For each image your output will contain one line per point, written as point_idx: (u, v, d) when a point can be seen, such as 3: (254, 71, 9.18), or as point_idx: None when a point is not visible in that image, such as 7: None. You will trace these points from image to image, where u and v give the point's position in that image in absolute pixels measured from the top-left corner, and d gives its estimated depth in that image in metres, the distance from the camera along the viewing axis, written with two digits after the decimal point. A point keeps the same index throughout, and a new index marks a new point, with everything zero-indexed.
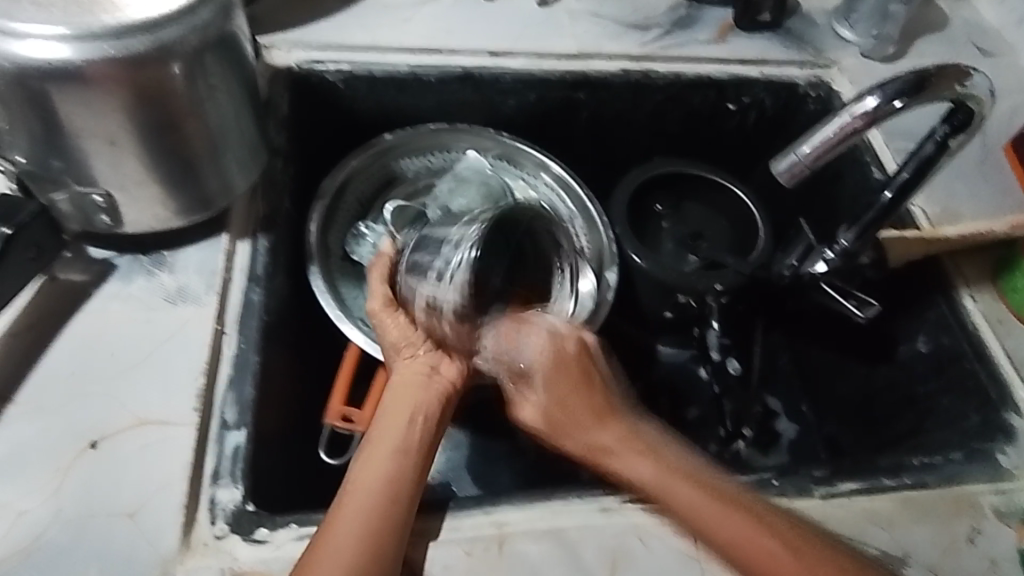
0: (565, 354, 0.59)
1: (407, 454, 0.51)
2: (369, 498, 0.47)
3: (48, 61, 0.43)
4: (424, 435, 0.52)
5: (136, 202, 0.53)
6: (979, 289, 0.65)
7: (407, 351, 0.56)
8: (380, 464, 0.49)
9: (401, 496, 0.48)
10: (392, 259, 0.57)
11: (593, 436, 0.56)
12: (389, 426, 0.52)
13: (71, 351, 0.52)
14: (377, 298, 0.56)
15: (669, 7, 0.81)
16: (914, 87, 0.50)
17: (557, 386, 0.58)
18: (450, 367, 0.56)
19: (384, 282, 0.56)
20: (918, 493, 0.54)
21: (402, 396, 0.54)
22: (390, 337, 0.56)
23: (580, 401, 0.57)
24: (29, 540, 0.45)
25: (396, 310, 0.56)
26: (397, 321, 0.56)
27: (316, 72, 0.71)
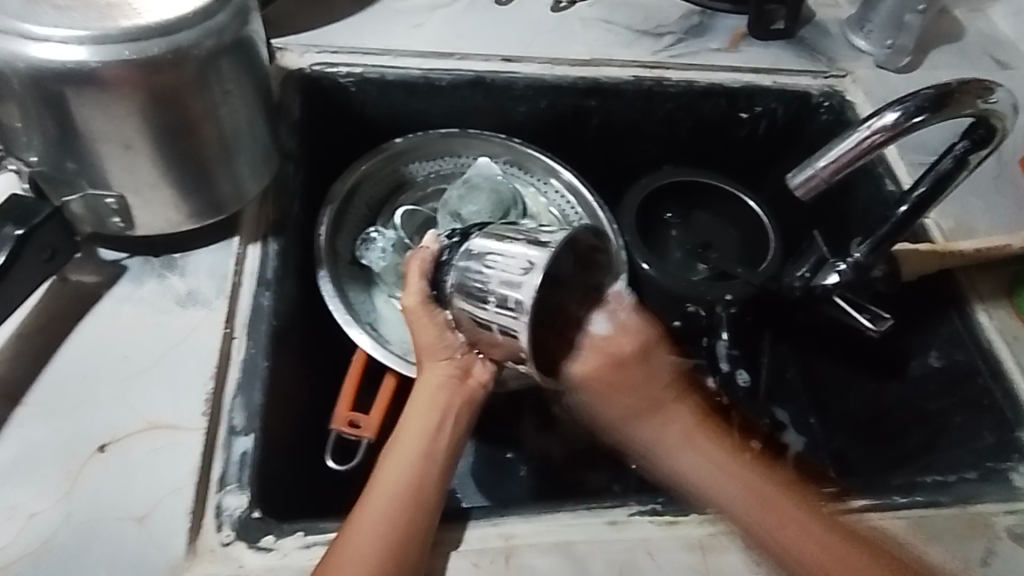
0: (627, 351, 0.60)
1: (432, 460, 0.51)
2: (394, 503, 0.47)
3: (64, 64, 0.43)
4: (450, 440, 0.52)
5: (149, 205, 0.53)
6: (994, 304, 0.63)
7: (442, 353, 0.55)
8: (406, 468, 0.49)
9: (426, 501, 0.48)
10: (429, 256, 0.55)
11: (658, 423, 0.60)
12: (415, 429, 0.52)
13: (81, 354, 0.52)
14: (412, 294, 0.54)
15: (682, 15, 0.81)
16: (934, 102, 0.50)
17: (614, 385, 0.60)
18: (478, 368, 0.55)
19: (421, 280, 0.55)
20: (931, 512, 0.53)
21: (428, 399, 0.53)
22: (422, 339, 0.55)
23: (636, 394, 0.60)
24: (39, 543, 0.45)
25: (433, 310, 0.54)
26: (436, 323, 0.54)
27: (328, 75, 0.70)
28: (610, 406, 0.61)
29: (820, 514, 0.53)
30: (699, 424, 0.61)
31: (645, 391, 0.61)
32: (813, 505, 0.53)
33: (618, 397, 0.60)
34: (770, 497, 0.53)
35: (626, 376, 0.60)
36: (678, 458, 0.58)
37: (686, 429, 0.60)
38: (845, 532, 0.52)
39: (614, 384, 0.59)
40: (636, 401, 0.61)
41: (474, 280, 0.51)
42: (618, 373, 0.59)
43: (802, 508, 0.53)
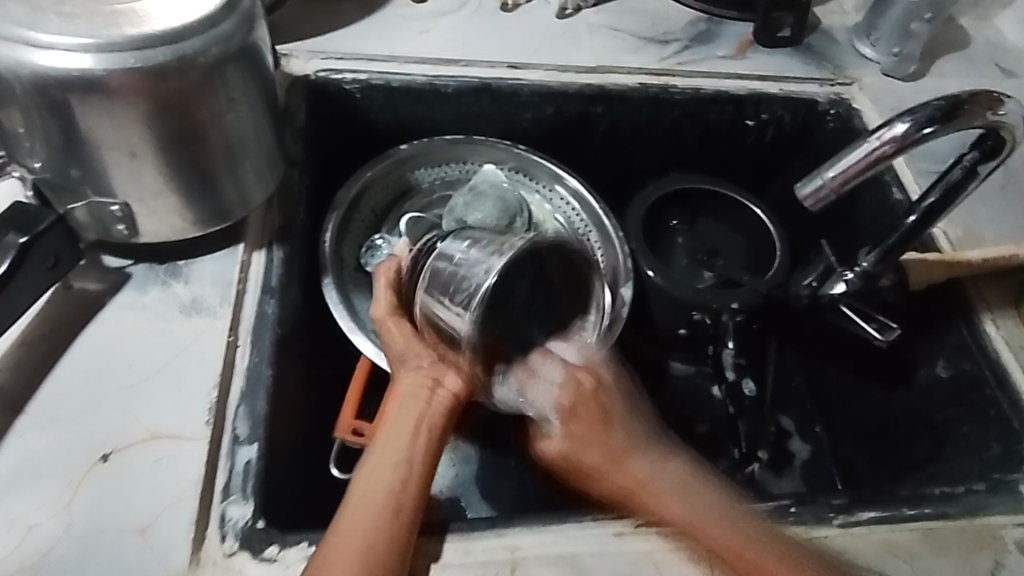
0: (585, 385, 0.61)
1: (411, 470, 0.50)
2: (371, 512, 0.46)
3: (70, 72, 0.43)
4: (427, 448, 0.51)
5: (153, 213, 0.53)
6: (1002, 314, 0.63)
7: (413, 362, 0.55)
8: (383, 479, 0.48)
9: (405, 512, 0.47)
10: (399, 267, 0.58)
11: (574, 455, 0.59)
12: (391, 440, 0.51)
13: (84, 362, 0.52)
14: (382, 305, 0.57)
15: (688, 22, 0.81)
16: (945, 113, 0.49)
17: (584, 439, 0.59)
18: (451, 376, 0.54)
19: (388, 290, 0.57)
20: (940, 525, 0.53)
21: (404, 409, 0.52)
22: (398, 347, 0.56)
23: (601, 442, 0.59)
24: (39, 554, 0.45)
25: (401, 320, 0.57)
26: (403, 330, 0.56)
27: (333, 81, 0.70)
28: (585, 452, 0.58)
29: (828, 527, 0.52)
30: (653, 468, 0.57)
31: (609, 435, 0.59)
32: (820, 518, 0.52)
33: (575, 432, 0.59)
34: (777, 509, 0.53)
35: (581, 435, 0.59)
36: (632, 470, 0.56)
37: (615, 455, 0.58)
38: (852, 545, 0.51)
39: (574, 455, 0.59)
40: (603, 453, 0.58)
41: (443, 275, 0.54)
42: (580, 423, 0.59)
43: (809, 521, 0.52)
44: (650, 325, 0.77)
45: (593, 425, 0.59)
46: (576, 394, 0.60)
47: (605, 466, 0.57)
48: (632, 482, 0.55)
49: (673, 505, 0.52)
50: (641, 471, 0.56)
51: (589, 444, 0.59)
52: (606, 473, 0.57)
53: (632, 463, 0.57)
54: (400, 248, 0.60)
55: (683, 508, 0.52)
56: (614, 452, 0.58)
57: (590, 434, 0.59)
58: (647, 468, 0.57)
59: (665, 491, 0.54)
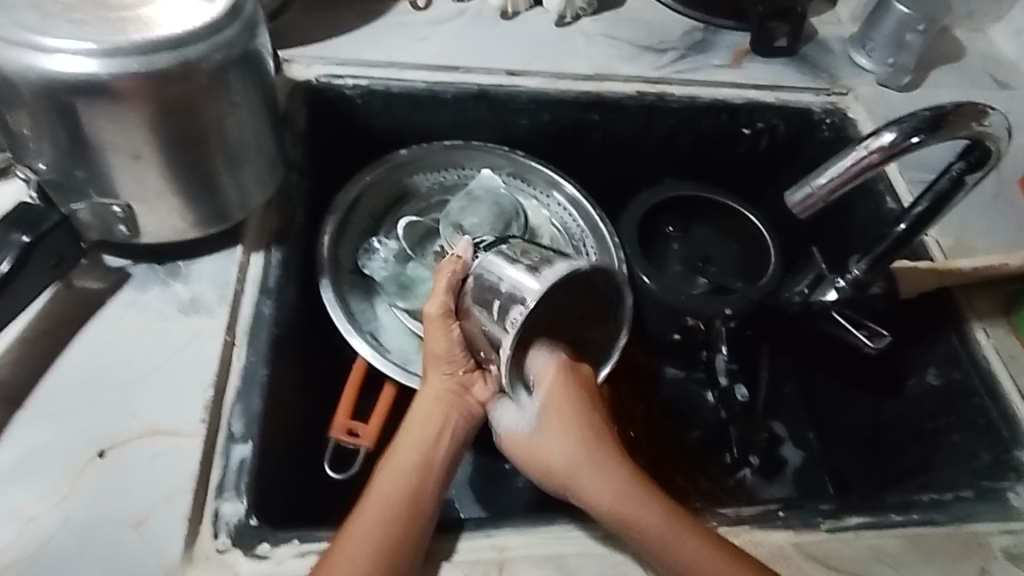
0: (564, 387, 0.56)
1: (430, 472, 0.51)
2: (387, 511, 0.48)
3: (75, 76, 0.44)
4: (447, 453, 0.53)
5: (154, 213, 0.54)
6: (992, 323, 0.63)
7: (444, 367, 0.56)
8: (401, 479, 0.50)
9: (423, 509, 0.49)
10: (461, 271, 0.54)
11: (545, 452, 0.54)
12: (413, 442, 0.53)
13: (84, 358, 0.53)
14: (435, 304, 0.54)
15: (685, 32, 0.82)
16: (931, 124, 0.50)
17: (557, 416, 0.55)
18: (477, 386, 0.56)
19: (449, 291, 0.54)
20: (927, 531, 0.53)
21: (427, 413, 0.54)
22: (434, 347, 0.55)
23: (578, 431, 0.54)
24: (35, 546, 0.45)
25: (455, 326, 0.55)
26: (450, 335, 0.55)
27: (334, 87, 0.71)
28: (554, 445, 0.54)
29: (814, 531, 0.53)
30: (620, 485, 0.51)
31: (580, 441, 0.54)
32: (808, 522, 0.53)
33: (555, 433, 0.55)
34: (765, 513, 0.53)
35: (551, 427, 0.55)
36: (590, 494, 0.51)
37: (580, 459, 0.53)
38: (837, 549, 0.52)
39: (543, 443, 0.55)
40: (574, 446, 0.54)
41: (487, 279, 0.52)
42: (564, 405, 0.55)
43: (797, 525, 0.53)
44: (643, 329, 0.78)
45: (579, 407, 0.55)
46: (572, 386, 0.56)
47: (564, 477, 0.53)
48: (609, 490, 0.51)
49: (645, 517, 0.49)
50: (595, 492, 0.51)
51: (574, 422, 0.55)
52: (592, 491, 0.51)
53: (611, 464, 0.53)
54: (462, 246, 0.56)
55: (609, 489, 0.51)
56: (569, 456, 0.54)
57: (562, 433, 0.55)
58: (602, 479, 0.52)
59: (614, 489, 0.51)
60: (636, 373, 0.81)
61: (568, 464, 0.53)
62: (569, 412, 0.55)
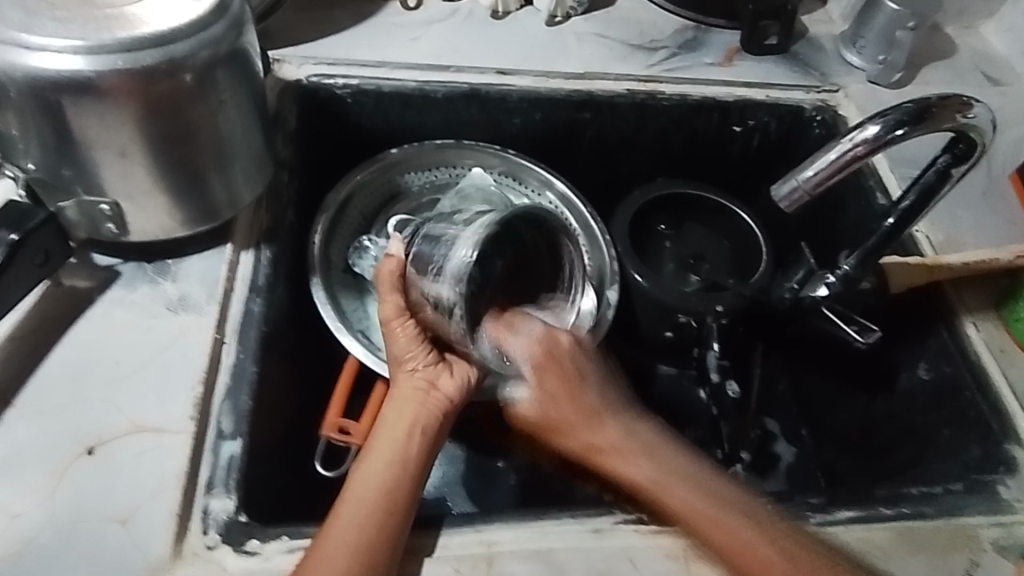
0: (556, 357, 0.59)
1: (405, 468, 0.51)
2: (366, 507, 0.47)
3: (61, 74, 0.45)
4: (421, 449, 0.53)
5: (142, 212, 0.54)
6: (982, 318, 0.64)
7: (408, 364, 0.56)
8: (378, 478, 0.49)
9: (400, 505, 0.48)
10: (401, 265, 0.56)
11: (540, 414, 0.60)
12: (387, 440, 0.52)
13: (73, 356, 0.53)
14: (389, 306, 0.55)
15: (676, 30, 0.82)
16: (914, 117, 0.50)
17: (549, 389, 0.60)
18: (444, 380, 0.56)
19: (396, 291, 0.56)
20: (916, 524, 0.53)
21: (399, 411, 0.54)
22: (397, 346, 0.56)
23: (568, 390, 0.59)
24: (22, 543, 0.45)
25: (410, 321, 0.55)
26: (409, 333, 0.55)
27: (325, 86, 0.72)
28: (551, 410, 0.60)
29: (804, 524, 0.53)
30: (619, 444, 0.57)
31: (585, 398, 0.60)
32: (797, 516, 0.53)
33: (544, 401, 0.60)
34: None
35: (541, 381, 0.59)
36: (595, 441, 0.58)
37: (591, 416, 0.59)
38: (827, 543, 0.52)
39: (550, 418, 0.60)
40: (576, 412, 0.59)
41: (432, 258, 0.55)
42: (548, 370, 0.59)
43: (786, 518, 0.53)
44: (636, 327, 0.78)
45: (560, 388, 0.59)
46: (545, 353, 0.59)
47: (573, 430, 0.59)
48: (609, 441, 0.58)
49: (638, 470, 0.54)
50: (601, 440, 0.58)
51: (556, 388, 0.59)
52: (617, 458, 0.56)
53: (606, 428, 0.58)
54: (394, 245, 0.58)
55: (649, 468, 0.54)
56: (580, 418, 0.59)
57: (557, 391, 0.59)
58: (613, 431, 0.58)
59: (659, 463, 0.55)
60: (629, 371, 0.81)
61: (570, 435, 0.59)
62: (555, 382, 0.59)
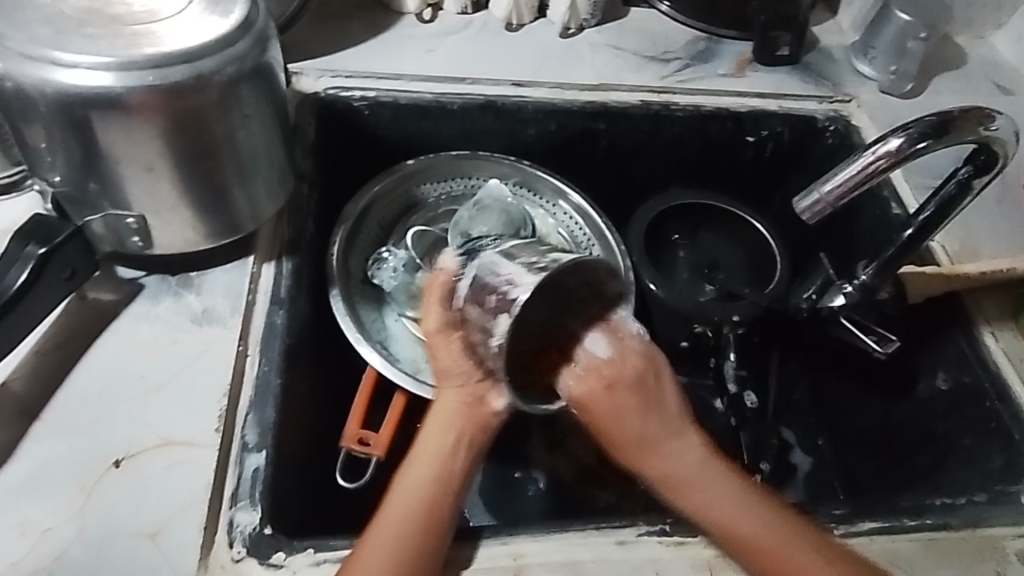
0: (638, 369, 0.54)
1: (444, 484, 0.50)
2: (402, 528, 0.47)
3: (92, 90, 0.45)
4: (465, 464, 0.52)
5: (168, 225, 0.54)
6: (1000, 325, 0.64)
7: (456, 379, 0.54)
8: (419, 493, 0.49)
9: (439, 521, 0.48)
10: (449, 280, 0.54)
11: (614, 419, 0.53)
12: (429, 455, 0.51)
13: (98, 370, 0.53)
14: (433, 321, 0.54)
15: (688, 41, 0.83)
16: (937, 129, 0.51)
17: (615, 404, 0.53)
18: (494, 397, 0.53)
19: (441, 307, 0.54)
20: (941, 534, 0.53)
21: (444, 424, 0.52)
22: (441, 363, 0.54)
23: (644, 416, 0.53)
24: (52, 558, 0.45)
25: (451, 337, 0.53)
26: (451, 349, 0.53)
27: (342, 99, 0.72)
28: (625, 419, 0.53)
29: (828, 535, 0.52)
30: (681, 449, 0.53)
31: (658, 420, 0.53)
32: (821, 527, 0.53)
33: (608, 404, 0.53)
34: None
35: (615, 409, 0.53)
36: (669, 466, 0.52)
37: (652, 438, 0.53)
38: (851, 554, 0.52)
39: (603, 413, 0.53)
40: (644, 427, 0.53)
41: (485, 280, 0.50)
42: (614, 399, 0.53)
43: None
44: (652, 337, 0.78)
45: (635, 409, 0.53)
46: (619, 377, 0.54)
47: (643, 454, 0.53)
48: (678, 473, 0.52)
49: (715, 501, 0.50)
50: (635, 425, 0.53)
51: (619, 395, 0.53)
52: (658, 453, 0.53)
53: (666, 448, 0.53)
54: (447, 258, 0.56)
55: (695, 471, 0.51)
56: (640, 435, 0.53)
57: (634, 413, 0.53)
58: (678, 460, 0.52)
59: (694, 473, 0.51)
60: None
61: (619, 423, 0.53)
62: (624, 395, 0.53)
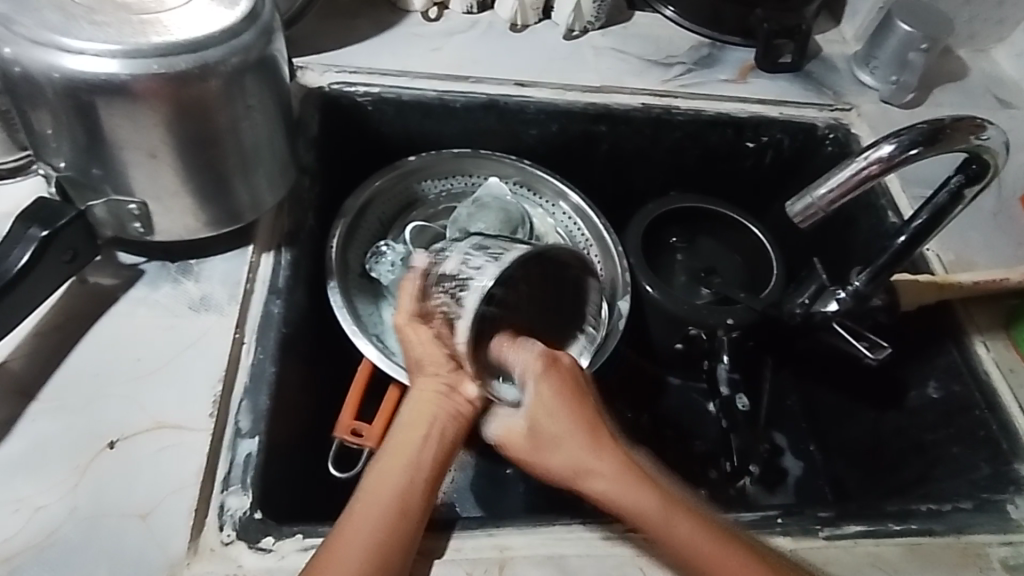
0: (563, 377, 0.50)
1: (420, 471, 0.50)
2: (378, 513, 0.47)
3: (97, 76, 0.46)
4: (439, 454, 0.52)
5: (169, 212, 0.55)
6: (992, 336, 0.64)
7: (430, 369, 0.54)
8: (395, 478, 0.49)
9: (415, 508, 0.48)
10: (423, 277, 0.57)
11: (541, 452, 0.50)
12: (406, 441, 0.51)
13: (96, 352, 0.54)
14: (406, 312, 0.56)
15: (691, 47, 0.83)
16: (929, 137, 0.51)
17: (547, 414, 0.50)
18: (467, 385, 0.54)
19: (415, 299, 0.56)
20: (925, 540, 0.53)
21: (418, 413, 0.53)
22: (416, 352, 0.55)
23: (573, 429, 0.49)
24: (43, 535, 0.46)
25: (422, 326, 0.55)
26: (426, 337, 0.55)
27: (346, 94, 0.73)
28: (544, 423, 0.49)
29: (813, 538, 0.53)
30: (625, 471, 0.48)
31: (587, 438, 0.48)
32: (806, 529, 0.53)
33: (539, 423, 0.50)
34: (764, 519, 0.53)
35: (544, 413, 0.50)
36: (595, 481, 0.48)
37: (585, 458, 0.48)
38: (835, 557, 0.52)
39: (541, 427, 0.50)
40: (571, 442, 0.49)
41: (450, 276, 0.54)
42: (549, 399, 0.49)
43: (795, 531, 0.53)
44: (646, 338, 0.79)
45: (571, 418, 0.49)
46: (558, 378, 0.50)
47: (576, 473, 0.48)
48: (625, 487, 0.47)
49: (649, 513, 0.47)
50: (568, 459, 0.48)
51: (561, 416, 0.49)
52: (594, 473, 0.48)
53: (605, 462, 0.48)
54: (417, 257, 0.59)
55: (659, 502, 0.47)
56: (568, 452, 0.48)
57: (560, 424, 0.49)
58: (608, 467, 0.48)
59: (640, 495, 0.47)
60: (640, 382, 0.82)
61: (548, 454, 0.49)
62: (559, 407, 0.49)
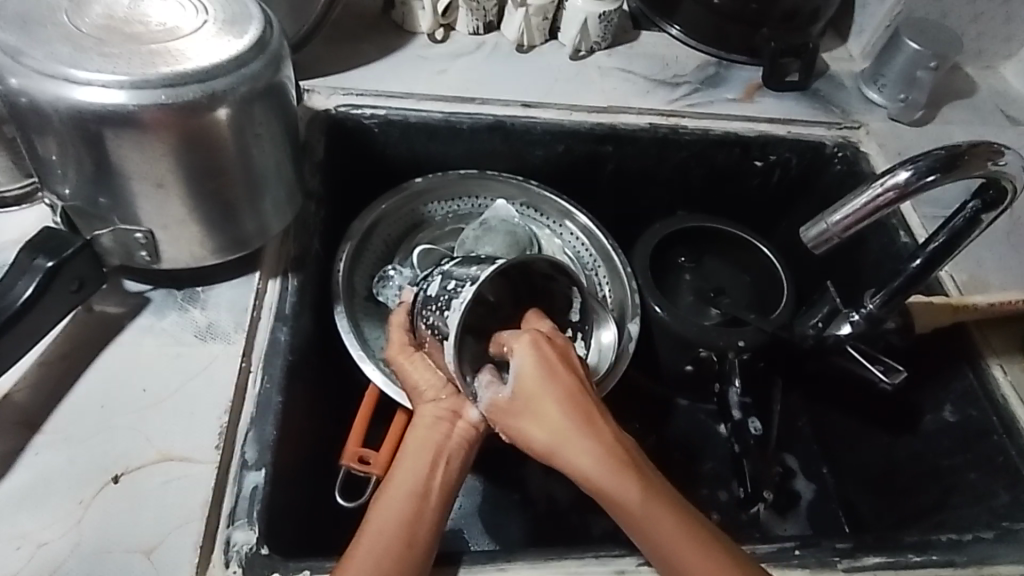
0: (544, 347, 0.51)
1: (426, 499, 0.49)
2: (385, 543, 0.46)
3: (103, 106, 0.45)
4: (445, 480, 0.51)
5: (176, 240, 0.55)
6: (1009, 359, 0.63)
7: (430, 396, 0.55)
8: (398, 508, 0.48)
9: (421, 539, 0.47)
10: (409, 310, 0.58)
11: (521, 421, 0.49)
12: (409, 469, 0.50)
13: (100, 382, 0.53)
14: (397, 344, 0.58)
15: (698, 66, 0.83)
16: (945, 163, 0.50)
17: (528, 391, 0.50)
18: (468, 409, 0.54)
19: (404, 330, 0.58)
20: (945, 572, 0.52)
21: (421, 441, 0.52)
22: (415, 381, 0.57)
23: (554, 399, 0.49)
24: (46, 572, 0.45)
25: (415, 353, 0.57)
26: (425, 365, 0.57)
27: (353, 116, 0.73)
28: (528, 401, 0.49)
29: (831, 571, 0.51)
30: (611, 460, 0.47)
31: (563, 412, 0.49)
32: (824, 562, 0.52)
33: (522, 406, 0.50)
34: (781, 550, 0.52)
35: (536, 395, 0.49)
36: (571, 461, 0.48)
37: (568, 436, 0.48)
38: None
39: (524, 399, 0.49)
40: (549, 413, 0.49)
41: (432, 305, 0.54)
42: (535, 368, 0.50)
43: (813, 563, 0.52)
44: (656, 360, 0.78)
45: (557, 392, 0.49)
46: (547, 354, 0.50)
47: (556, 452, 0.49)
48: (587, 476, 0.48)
49: (622, 498, 0.46)
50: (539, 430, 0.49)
51: (537, 396, 0.49)
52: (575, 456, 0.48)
53: (583, 442, 0.48)
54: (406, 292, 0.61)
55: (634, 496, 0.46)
56: (552, 440, 0.48)
57: (538, 404, 0.49)
58: (585, 447, 0.48)
59: (614, 485, 0.47)
60: (650, 404, 0.81)
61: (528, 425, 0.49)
62: (538, 383, 0.49)
